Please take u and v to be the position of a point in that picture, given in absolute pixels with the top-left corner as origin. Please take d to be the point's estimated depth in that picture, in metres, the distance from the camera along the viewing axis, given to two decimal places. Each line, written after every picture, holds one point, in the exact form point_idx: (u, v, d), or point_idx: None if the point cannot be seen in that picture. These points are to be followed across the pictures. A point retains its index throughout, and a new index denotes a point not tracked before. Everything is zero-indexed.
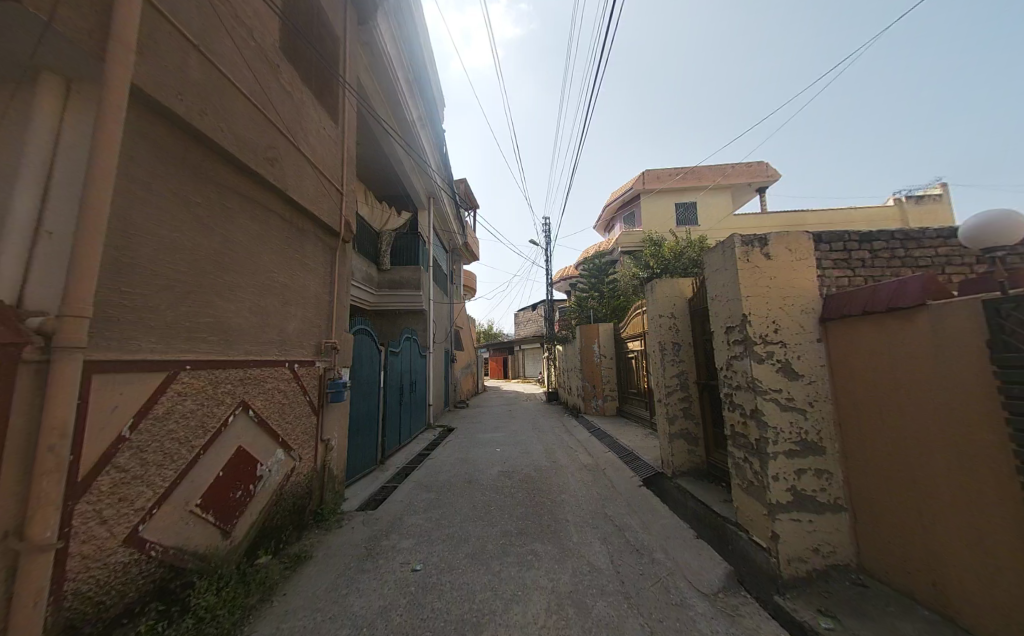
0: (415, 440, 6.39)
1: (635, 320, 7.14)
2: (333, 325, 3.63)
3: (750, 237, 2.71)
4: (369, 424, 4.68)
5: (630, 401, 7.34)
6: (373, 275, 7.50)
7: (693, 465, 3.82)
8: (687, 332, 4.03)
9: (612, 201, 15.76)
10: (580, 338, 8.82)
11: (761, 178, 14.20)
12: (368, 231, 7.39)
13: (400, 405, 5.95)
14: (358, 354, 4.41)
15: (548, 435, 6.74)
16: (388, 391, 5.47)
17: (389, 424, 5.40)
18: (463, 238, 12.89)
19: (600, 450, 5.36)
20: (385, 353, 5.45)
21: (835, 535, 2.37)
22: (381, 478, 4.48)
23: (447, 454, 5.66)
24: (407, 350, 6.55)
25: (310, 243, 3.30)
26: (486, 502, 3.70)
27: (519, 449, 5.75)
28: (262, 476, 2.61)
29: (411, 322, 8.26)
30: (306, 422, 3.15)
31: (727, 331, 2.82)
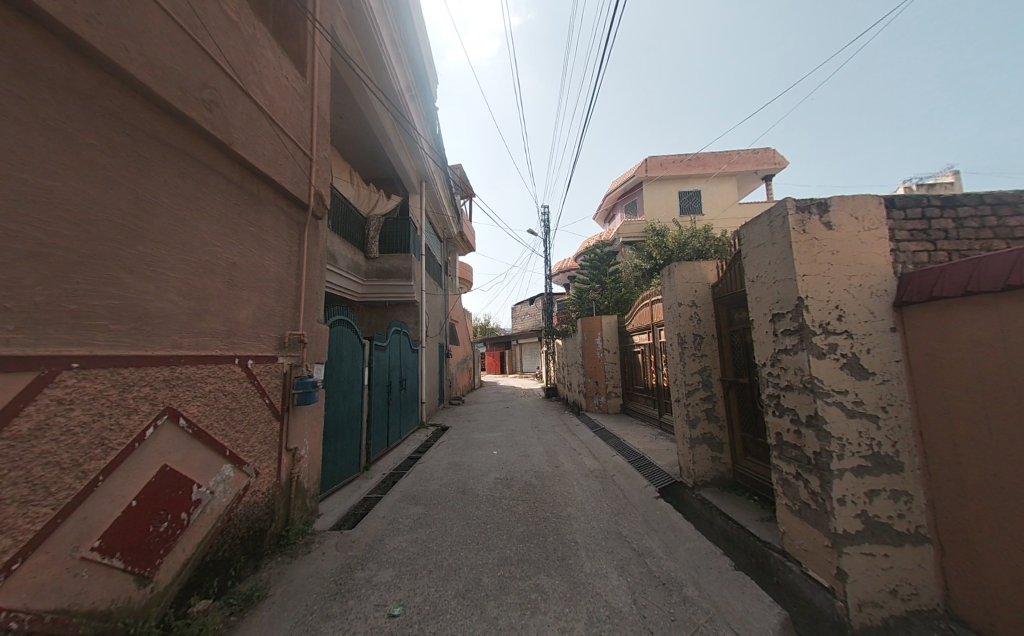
0: (404, 442, 5.88)
1: (643, 311, 6.60)
2: (301, 314, 3.07)
3: (806, 203, 2.19)
4: (349, 427, 4.15)
5: (636, 398, 6.86)
6: (359, 262, 6.92)
7: (718, 474, 3.34)
8: (711, 322, 3.52)
9: (614, 189, 15.16)
10: (581, 331, 8.28)
11: (768, 166, 13.66)
12: (354, 214, 6.80)
13: (388, 404, 5.43)
14: (335, 348, 3.87)
15: (550, 435, 6.25)
16: (374, 389, 4.93)
17: (375, 426, 4.89)
18: (458, 227, 12.27)
19: (608, 454, 4.88)
20: (370, 347, 4.90)
21: (914, 572, 1.91)
22: (364, 488, 3.97)
23: (439, 457, 5.16)
24: (396, 344, 6.00)
25: (270, 215, 2.75)
26: (482, 518, 3.20)
27: (518, 452, 5.25)
28: (202, 499, 2.08)
29: (401, 314, 7.70)
30: (266, 429, 2.62)
31: (773, 318, 2.31)
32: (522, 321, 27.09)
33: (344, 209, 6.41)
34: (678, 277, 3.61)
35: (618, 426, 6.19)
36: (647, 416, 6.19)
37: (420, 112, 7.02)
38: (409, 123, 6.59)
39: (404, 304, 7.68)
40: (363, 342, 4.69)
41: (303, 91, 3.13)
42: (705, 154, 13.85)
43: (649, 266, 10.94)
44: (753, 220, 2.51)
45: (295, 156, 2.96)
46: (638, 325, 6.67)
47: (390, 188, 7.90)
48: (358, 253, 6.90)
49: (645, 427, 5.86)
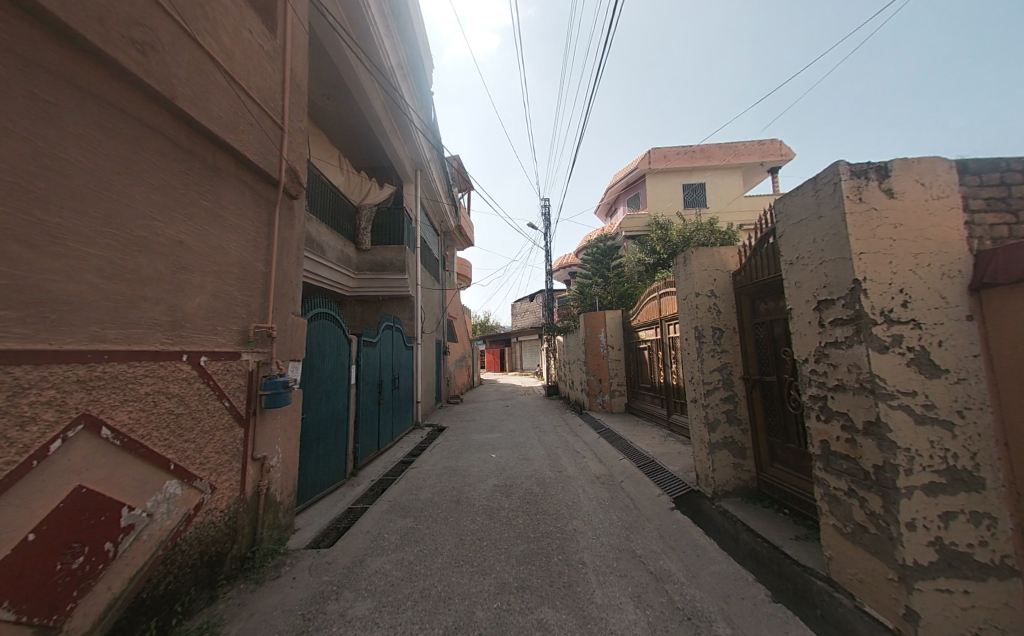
0: (397, 444, 5.52)
1: (649, 305, 6.22)
2: (271, 305, 2.70)
3: (861, 166, 1.84)
4: (333, 430, 3.79)
5: (642, 397, 6.50)
6: (348, 254, 6.53)
7: (741, 483, 2.99)
8: (732, 315, 3.17)
9: (615, 182, 14.74)
10: (583, 327, 7.90)
11: (774, 158, 13.28)
12: (343, 203, 6.41)
13: (378, 404, 5.06)
14: (315, 344, 3.50)
15: (551, 437, 5.89)
16: (362, 388, 4.57)
17: (363, 429, 4.53)
18: (456, 220, 11.85)
19: (614, 457, 4.52)
20: (357, 343, 4.53)
21: (1000, 613, 1.56)
22: (349, 497, 3.62)
23: (433, 461, 4.81)
24: (388, 340, 5.63)
25: (231, 189, 2.38)
26: (477, 533, 2.85)
27: (518, 455, 4.90)
28: (136, 523, 1.72)
29: (395, 309, 7.33)
30: (227, 437, 2.26)
31: (819, 306, 1.95)
32: (522, 318, 26.72)
33: (332, 196, 6.02)
34: (695, 265, 3.24)
35: (623, 427, 5.84)
36: (654, 417, 5.84)
37: (413, 95, 6.62)
38: (401, 106, 6.19)
39: (397, 299, 7.31)
40: (350, 338, 4.32)
41: (272, 51, 2.75)
42: (710, 145, 13.45)
43: (654, 260, 10.83)
44: (792, 192, 2.15)
45: (262, 122, 2.58)
46: (645, 321, 6.28)
47: (383, 177, 7.50)
48: (348, 244, 6.51)
49: (653, 428, 5.51)
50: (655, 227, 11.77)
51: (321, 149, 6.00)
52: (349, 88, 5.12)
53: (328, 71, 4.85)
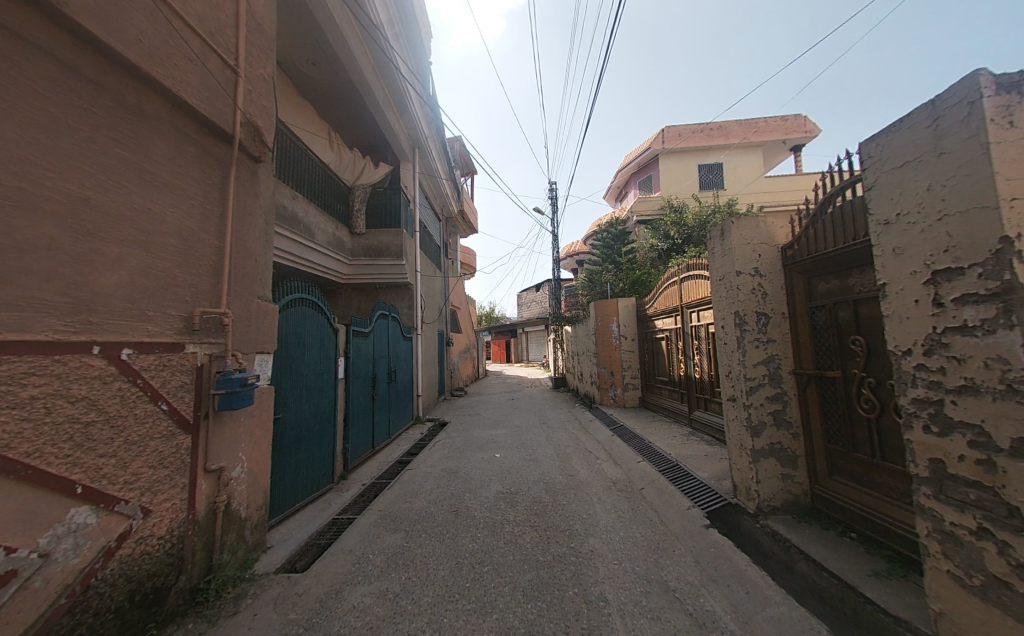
0: (394, 442, 5.12)
1: (668, 291, 5.67)
2: (227, 286, 2.25)
3: (1010, 78, 1.25)
4: (317, 431, 3.39)
5: (659, 391, 6.00)
6: (341, 238, 6.06)
7: (790, 498, 2.51)
8: (781, 299, 2.65)
9: (625, 164, 13.95)
10: (594, 316, 7.35)
11: (798, 135, 12.39)
12: (333, 182, 5.92)
13: (373, 400, 4.65)
14: (291, 334, 3.05)
15: (561, 434, 5.44)
16: (353, 383, 4.14)
17: (355, 426, 4.14)
18: (458, 204, 11.27)
19: (632, 460, 4.05)
20: (347, 333, 4.09)
21: None
22: (336, 506, 3.24)
23: (431, 462, 4.39)
24: (383, 330, 5.19)
25: (162, 140, 1.90)
26: (476, 555, 2.42)
27: (524, 456, 4.45)
28: (29, 568, 1.31)
29: (393, 298, 6.88)
30: (165, 447, 1.84)
31: (938, 278, 1.40)
32: (528, 308, 26.18)
33: (318, 174, 5.54)
34: (736, 237, 2.70)
35: (639, 424, 5.36)
36: (673, 413, 5.37)
37: (408, 60, 6.02)
38: (396, 71, 5.61)
39: (395, 287, 6.85)
40: (337, 327, 3.88)
41: None
42: (728, 122, 12.58)
43: (667, 245, 10.54)
44: (892, 126, 1.60)
45: (204, 59, 2.09)
46: (663, 309, 5.72)
47: (378, 156, 6.97)
48: (340, 227, 6.04)
49: (672, 426, 5.03)
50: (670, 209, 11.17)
51: (307, 122, 5.49)
52: (334, 47, 4.56)
53: (309, 27, 4.30)
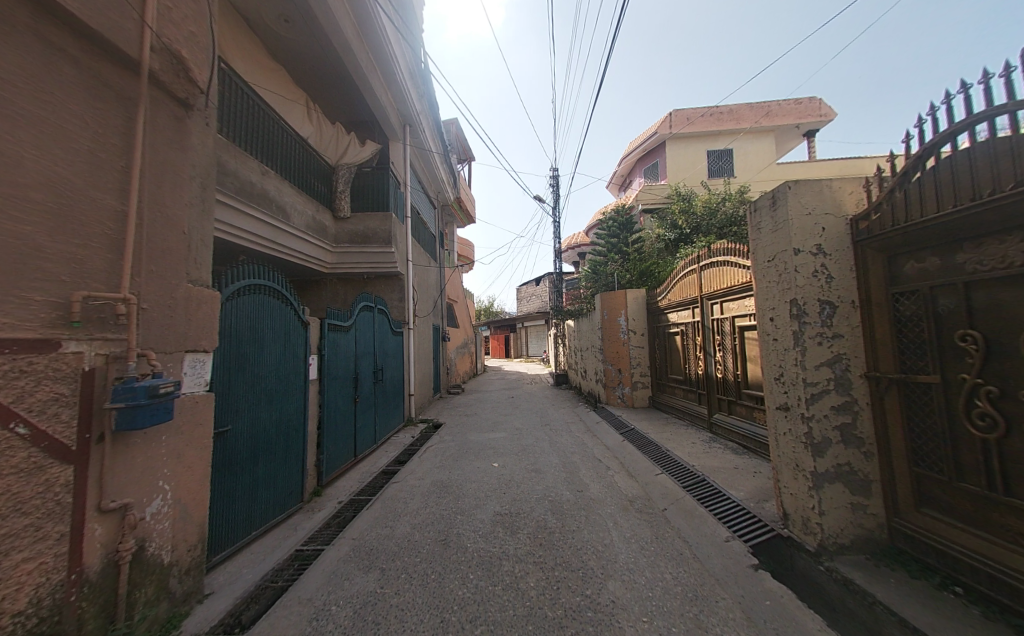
0: (380, 449, 4.61)
1: (683, 282, 5.13)
2: (135, 264, 1.70)
3: None
4: (281, 442, 2.86)
5: (672, 392, 5.47)
6: (322, 222, 5.48)
7: (861, 533, 2.00)
8: (850, 283, 2.13)
9: (630, 150, 13.27)
10: (600, 309, 6.80)
11: (812, 119, 11.68)
12: (313, 160, 5.33)
13: (355, 402, 4.12)
14: (240, 328, 2.50)
15: (565, 439, 4.92)
16: (330, 384, 3.60)
17: (333, 433, 3.63)
18: (454, 191, 10.61)
19: (649, 471, 3.53)
20: (323, 327, 3.54)
21: None
22: (303, 532, 2.72)
23: (419, 473, 3.87)
24: (368, 323, 4.64)
25: (19, 44, 1.32)
26: (468, 607, 1.90)
27: (525, 466, 3.93)
28: None
29: (382, 289, 6.31)
30: (25, 486, 1.28)
31: None
32: (527, 302, 25.61)
33: (293, 148, 4.95)
34: (794, 206, 2.15)
35: (652, 428, 4.84)
36: (689, 416, 4.86)
37: (397, 20, 5.35)
38: (381, 32, 4.95)
39: (384, 277, 6.27)
40: (308, 320, 3.33)
41: None
42: (739, 105, 11.86)
43: (675, 235, 9.95)
44: None
45: None
46: (678, 301, 5.15)
47: (364, 133, 6.35)
48: (321, 210, 5.46)
49: (690, 431, 4.50)
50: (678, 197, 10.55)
51: (282, 89, 4.88)
52: None
53: None
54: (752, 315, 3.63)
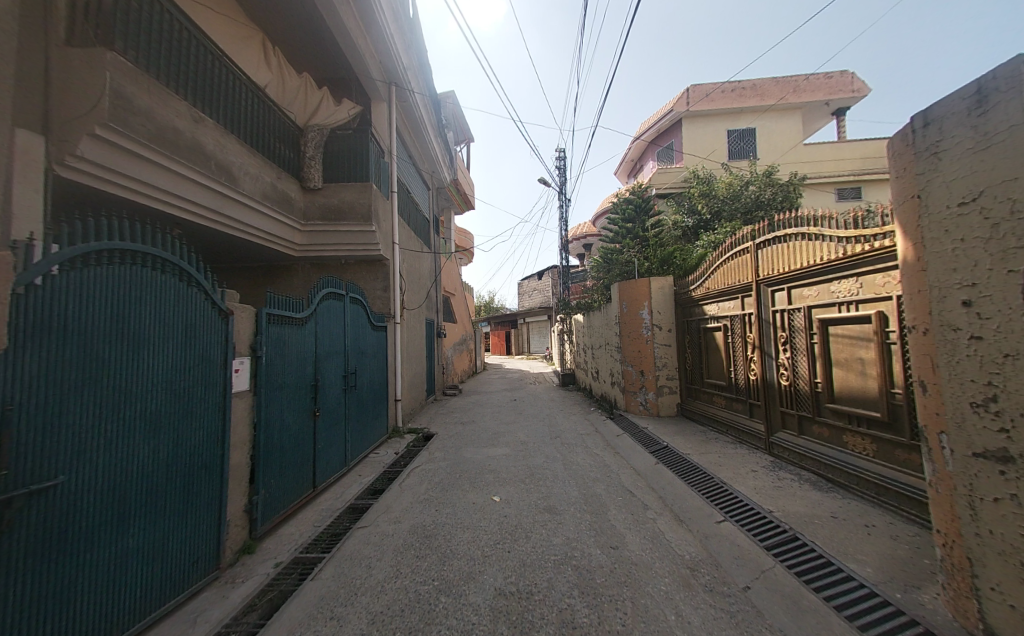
0: (352, 473, 3.67)
1: (726, 266, 4.15)
2: None
3: None
4: (180, 487, 1.92)
5: (710, 399, 4.52)
6: (286, 192, 4.49)
7: None
8: None
9: (642, 130, 12.23)
10: (617, 301, 5.80)
11: (845, 96, 10.58)
12: (273, 115, 4.34)
13: (315, 417, 3.18)
14: (85, 319, 1.53)
15: (583, 460, 3.97)
16: (272, 397, 2.65)
17: (277, 463, 2.68)
18: (450, 172, 9.59)
19: (705, 515, 2.59)
20: (262, 319, 2.59)
21: None
22: (205, 629, 1.73)
23: (396, 513, 2.90)
24: (336, 315, 3.68)
25: None
26: None
27: (535, 501, 2.99)
28: None
29: (362, 276, 5.33)
30: None
31: None
32: (529, 297, 24.62)
33: (245, 97, 3.96)
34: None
35: (691, 446, 3.88)
36: (736, 432, 3.92)
37: None
38: None
39: (364, 262, 5.28)
40: (231, 311, 2.35)
41: None
42: (764, 80, 10.77)
43: (693, 221, 9.15)
44: None
45: None
46: (721, 290, 4.17)
47: (341, 91, 5.34)
48: (284, 177, 4.47)
49: (744, 453, 3.54)
50: (696, 180, 9.70)
51: (228, 21, 3.88)
52: None
53: None
54: (844, 304, 2.67)
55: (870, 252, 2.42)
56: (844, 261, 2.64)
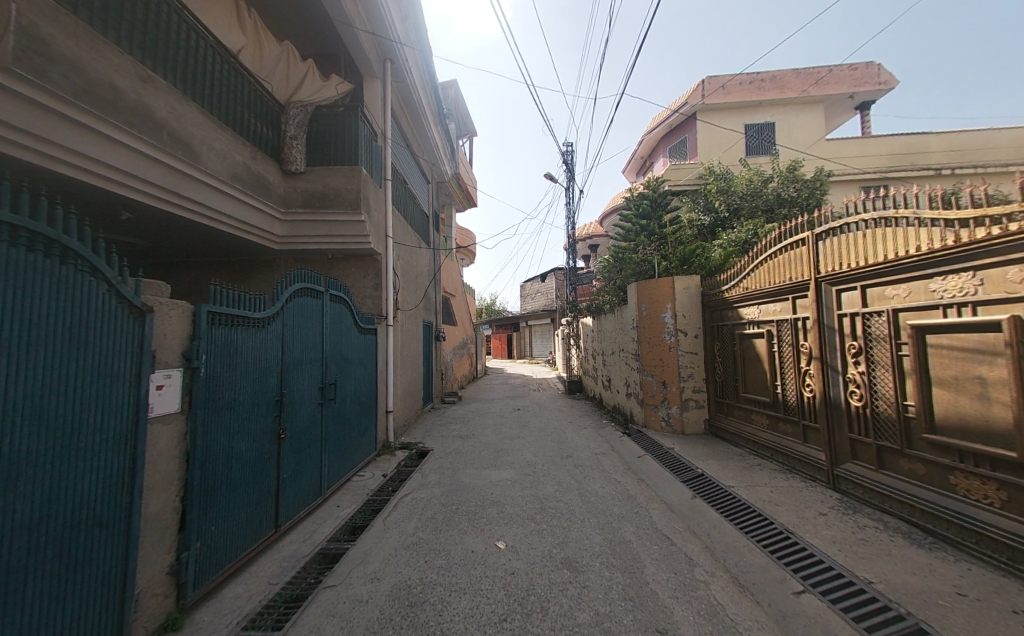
0: (326, 506, 3.06)
1: (772, 262, 3.55)
2: None
3: None
4: (61, 563, 1.32)
5: (747, 418, 3.91)
6: (260, 174, 3.94)
7: None
8: None
9: (653, 126, 11.70)
10: (635, 303, 5.19)
11: (870, 88, 9.96)
12: (245, 86, 3.80)
13: (279, 441, 2.60)
14: None
15: (602, 488, 3.35)
16: (213, 419, 2.06)
17: (223, 504, 2.09)
18: (451, 166, 9.06)
19: (774, 578, 1.98)
20: (204, 319, 2.01)
21: None
22: None
23: (375, 566, 2.27)
24: (312, 316, 3.10)
25: None
26: None
27: (550, 550, 2.37)
28: None
29: (349, 272, 4.73)
30: None
31: None
32: (532, 299, 24.03)
33: (212, 62, 3.43)
34: None
35: (733, 474, 3.26)
36: (785, 459, 3.30)
37: None
38: None
39: (352, 256, 4.70)
40: (149, 307, 1.72)
41: None
42: (782, 71, 10.20)
43: (710, 220, 8.57)
44: None
45: None
46: (765, 290, 3.56)
47: (329, 67, 4.80)
48: (259, 157, 3.92)
49: (803, 487, 2.90)
50: (712, 176, 9.14)
51: None
52: None
53: None
54: (951, 305, 2.07)
55: (1000, 237, 1.83)
56: (952, 251, 2.04)
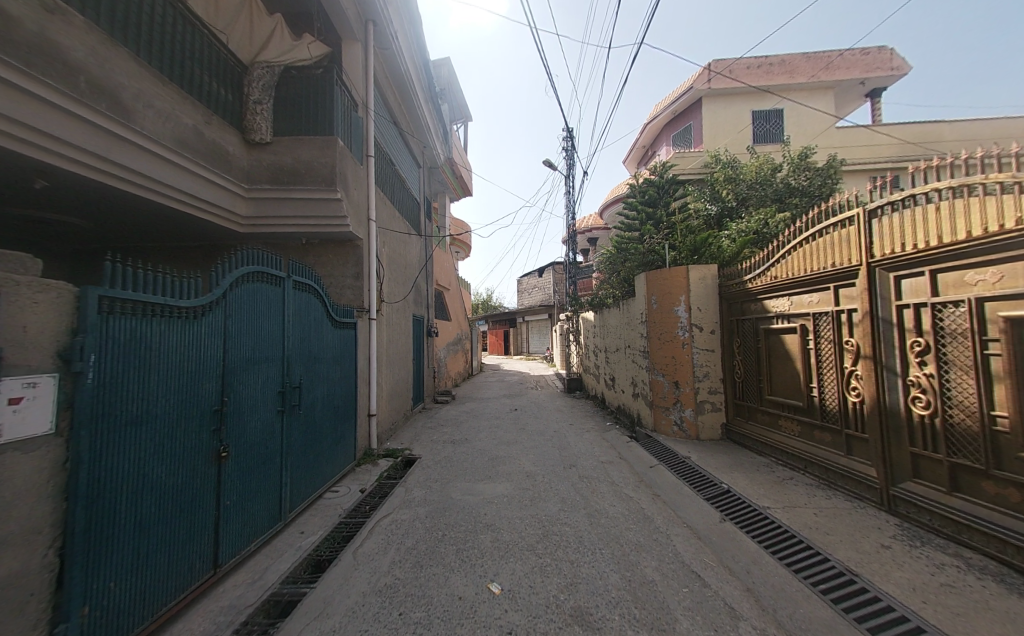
0: (286, 533, 2.56)
1: (807, 247, 3.09)
2: None
3: None
4: None
5: (773, 424, 3.47)
6: (216, 141, 3.39)
7: None
8: None
9: (656, 112, 11.19)
10: (644, 295, 4.72)
11: (883, 73, 9.51)
12: (196, 36, 3.24)
13: (220, 461, 2.09)
14: None
15: (613, 507, 2.90)
16: (117, 441, 1.53)
17: (132, 550, 1.57)
18: (443, 150, 8.48)
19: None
20: (98, 306, 1.46)
21: None
22: None
23: (334, 623, 1.77)
24: (269, 306, 2.59)
25: None
26: None
27: (555, 595, 1.89)
28: None
29: (324, 258, 4.19)
30: None
31: None
32: (528, 294, 23.55)
33: (150, 3, 2.87)
34: None
35: (764, 491, 2.81)
36: (823, 473, 2.87)
37: None
38: None
39: (329, 241, 4.17)
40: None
41: None
42: (793, 55, 9.71)
43: (717, 209, 8.11)
44: None
45: None
46: (800, 279, 3.10)
47: (301, 25, 4.22)
48: (213, 121, 3.36)
49: (852, 509, 2.47)
50: (719, 164, 8.69)
51: None
52: None
53: None
54: None
55: None
56: None
